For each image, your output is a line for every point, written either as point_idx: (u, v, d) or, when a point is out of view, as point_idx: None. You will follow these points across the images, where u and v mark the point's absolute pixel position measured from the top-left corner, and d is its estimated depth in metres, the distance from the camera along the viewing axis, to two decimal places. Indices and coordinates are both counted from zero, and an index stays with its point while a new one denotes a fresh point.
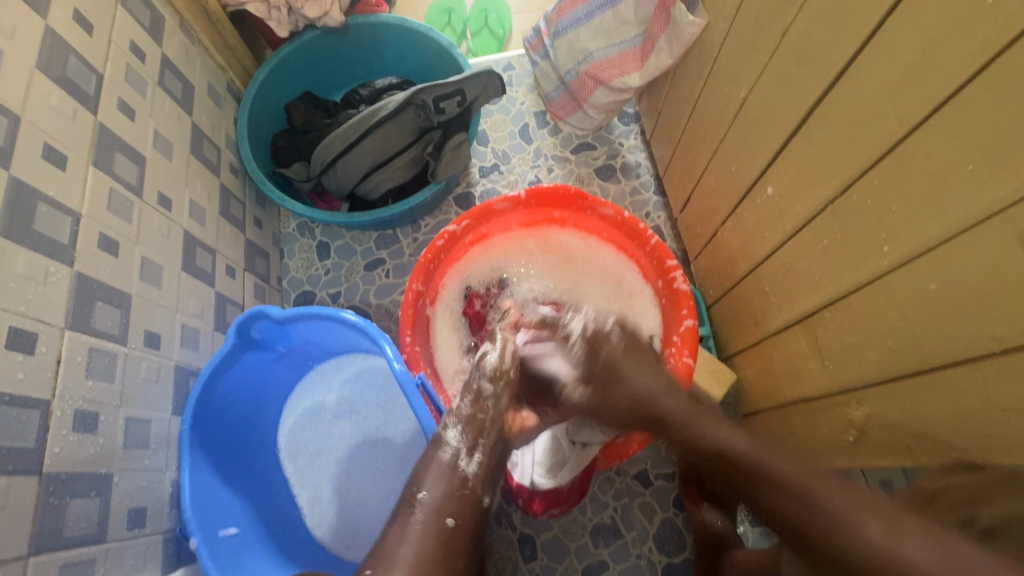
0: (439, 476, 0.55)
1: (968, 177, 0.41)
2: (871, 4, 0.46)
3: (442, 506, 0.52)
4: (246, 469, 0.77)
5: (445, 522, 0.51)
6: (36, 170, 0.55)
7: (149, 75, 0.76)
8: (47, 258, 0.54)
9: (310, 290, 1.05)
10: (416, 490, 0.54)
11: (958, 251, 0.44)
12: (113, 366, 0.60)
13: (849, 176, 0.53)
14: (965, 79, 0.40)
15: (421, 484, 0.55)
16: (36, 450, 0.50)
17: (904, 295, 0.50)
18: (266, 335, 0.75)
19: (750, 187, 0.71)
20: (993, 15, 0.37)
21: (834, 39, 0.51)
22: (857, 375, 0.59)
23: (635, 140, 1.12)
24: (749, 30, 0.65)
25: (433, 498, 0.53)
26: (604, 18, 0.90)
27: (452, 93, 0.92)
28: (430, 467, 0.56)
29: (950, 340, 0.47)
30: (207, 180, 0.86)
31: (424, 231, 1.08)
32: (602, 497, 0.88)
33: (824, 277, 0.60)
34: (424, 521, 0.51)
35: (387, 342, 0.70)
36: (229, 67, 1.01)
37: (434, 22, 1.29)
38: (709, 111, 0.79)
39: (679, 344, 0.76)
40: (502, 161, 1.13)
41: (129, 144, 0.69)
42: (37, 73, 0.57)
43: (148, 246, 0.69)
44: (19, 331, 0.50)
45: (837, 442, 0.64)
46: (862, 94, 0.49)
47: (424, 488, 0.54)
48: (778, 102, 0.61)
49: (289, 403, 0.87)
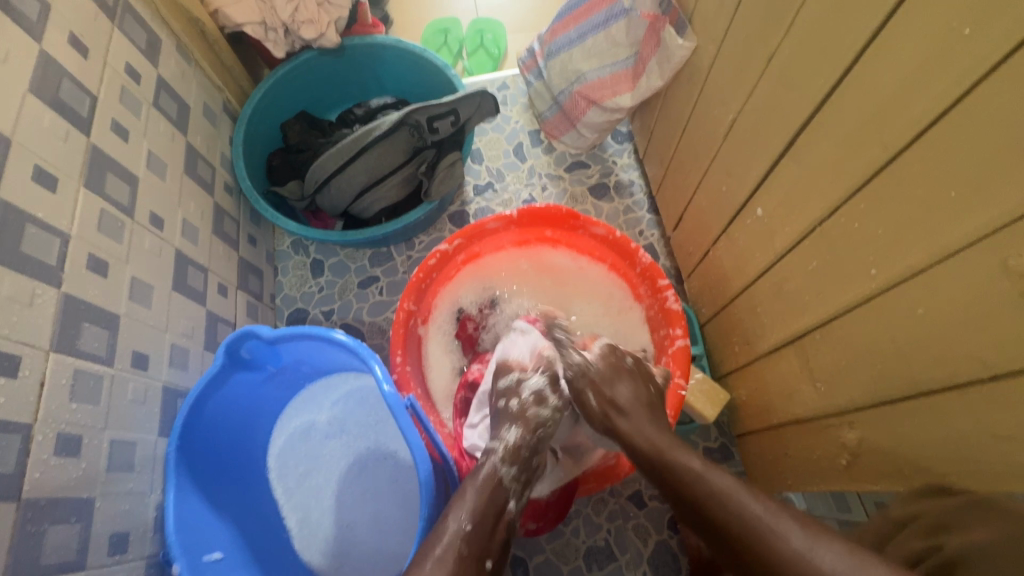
0: (471, 500, 0.53)
1: (952, 203, 0.41)
2: (852, 31, 0.47)
3: (482, 539, 0.50)
4: (235, 491, 0.76)
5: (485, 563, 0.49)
6: (26, 192, 0.55)
7: (144, 96, 0.77)
8: (33, 280, 0.54)
9: (303, 308, 1.04)
10: (456, 520, 0.51)
11: (944, 275, 0.43)
12: (98, 388, 0.59)
13: (835, 199, 0.53)
14: (946, 106, 0.40)
15: (453, 507, 0.52)
16: (16, 475, 0.49)
17: (892, 319, 0.50)
18: (256, 355, 0.75)
19: (740, 208, 0.71)
20: (970, 44, 0.37)
21: (818, 64, 0.52)
22: (849, 397, 0.58)
23: (628, 159, 1.13)
24: (736, 54, 0.66)
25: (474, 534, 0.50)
26: (595, 40, 0.91)
27: (446, 113, 0.93)
28: (467, 496, 0.54)
29: (939, 364, 0.47)
30: (201, 199, 0.86)
31: (418, 249, 1.09)
32: (595, 519, 0.86)
33: (814, 298, 0.60)
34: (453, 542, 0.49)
35: (377, 363, 0.69)
36: (226, 87, 1.02)
37: (430, 42, 1.31)
38: (699, 132, 0.79)
39: (671, 363, 0.75)
40: (496, 179, 1.13)
41: (122, 165, 0.70)
42: (30, 95, 0.58)
43: (138, 266, 0.69)
44: (2, 354, 0.49)
45: (830, 465, 0.64)
46: (847, 119, 0.50)
47: (456, 511, 0.51)
48: (766, 124, 0.62)
49: (280, 423, 0.86)
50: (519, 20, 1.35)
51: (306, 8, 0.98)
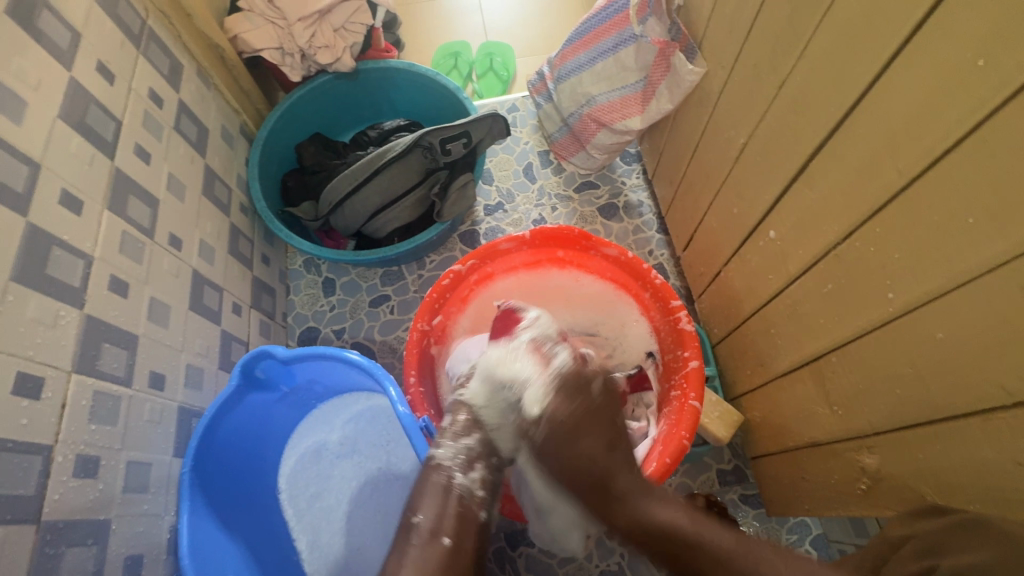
0: (435, 499, 0.59)
1: (970, 230, 0.42)
2: (865, 60, 0.48)
3: (440, 527, 0.57)
4: (247, 511, 0.76)
5: (441, 542, 0.56)
6: (52, 216, 0.56)
7: (166, 120, 0.79)
8: (58, 302, 0.55)
9: (314, 326, 1.05)
10: (413, 515, 0.58)
11: (963, 300, 0.44)
12: (116, 409, 0.60)
13: (850, 223, 0.54)
14: (961, 135, 0.41)
15: (417, 509, 0.58)
16: (36, 497, 0.49)
17: (911, 343, 0.50)
18: (269, 375, 0.75)
19: (753, 229, 0.72)
20: (985, 75, 0.38)
21: (830, 91, 0.53)
22: (868, 421, 0.58)
23: (637, 179, 1.14)
24: (747, 79, 0.67)
25: (429, 520, 0.58)
26: (606, 64, 0.93)
27: (458, 135, 0.94)
28: (426, 487, 0.60)
29: (960, 391, 0.47)
30: (218, 219, 0.88)
31: (429, 268, 1.09)
32: (608, 542, 0.85)
33: (830, 321, 0.60)
34: (423, 543, 0.56)
35: (392, 383, 0.70)
36: (243, 110, 1.04)
37: (441, 65, 1.34)
38: (710, 154, 0.80)
39: (686, 385, 0.75)
40: (507, 200, 1.14)
41: (143, 188, 0.71)
42: (59, 121, 0.59)
43: (157, 286, 0.70)
44: (25, 376, 0.50)
45: (848, 489, 0.63)
46: (861, 144, 0.50)
47: (420, 513, 0.58)
48: (778, 148, 0.62)
49: (290, 443, 0.86)
50: (527, 43, 1.37)
51: (322, 34, 1.00)
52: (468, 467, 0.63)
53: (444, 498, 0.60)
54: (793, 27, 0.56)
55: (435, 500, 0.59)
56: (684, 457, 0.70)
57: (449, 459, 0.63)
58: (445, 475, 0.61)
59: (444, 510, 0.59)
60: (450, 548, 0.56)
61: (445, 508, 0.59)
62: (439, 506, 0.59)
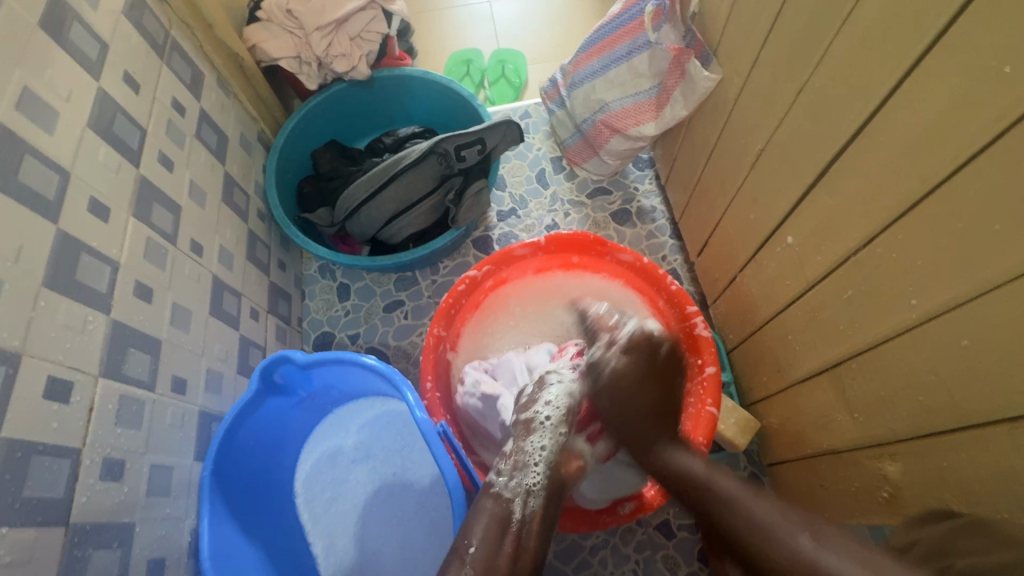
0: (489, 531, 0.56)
1: (996, 236, 0.42)
2: (886, 67, 0.48)
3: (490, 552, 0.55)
4: (265, 514, 0.77)
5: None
6: (81, 223, 0.57)
7: (187, 129, 0.80)
8: (86, 307, 0.56)
9: (329, 331, 1.06)
10: (466, 543, 0.55)
11: (989, 307, 0.43)
12: (140, 413, 0.60)
13: (870, 229, 0.53)
14: (986, 141, 0.40)
15: (471, 537, 0.56)
16: (64, 500, 0.50)
17: (934, 350, 0.50)
18: (288, 380, 0.76)
19: (769, 235, 0.72)
20: (1011, 82, 0.38)
21: (850, 97, 0.53)
22: (890, 429, 0.58)
23: (650, 185, 1.14)
24: (763, 85, 0.67)
25: (484, 552, 0.54)
26: (618, 71, 0.93)
27: (473, 142, 0.95)
28: (480, 518, 0.58)
29: (986, 399, 0.46)
30: (237, 226, 0.89)
31: (442, 273, 1.10)
32: (623, 549, 0.85)
33: (850, 327, 0.59)
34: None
35: (409, 389, 0.70)
36: (260, 118, 1.06)
37: (454, 73, 1.35)
38: (725, 160, 0.80)
39: (703, 391, 0.76)
40: (520, 206, 1.15)
41: (166, 195, 0.72)
42: (88, 130, 0.61)
43: (179, 291, 0.71)
44: (56, 380, 0.51)
45: (870, 498, 0.62)
46: (882, 151, 0.50)
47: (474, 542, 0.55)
48: (796, 154, 0.62)
49: (306, 448, 0.87)
50: (539, 50, 1.38)
51: (339, 43, 1.02)
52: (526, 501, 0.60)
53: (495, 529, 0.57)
54: (813, 33, 0.56)
55: (490, 529, 0.57)
56: None
57: (510, 492, 0.61)
58: (503, 506, 0.59)
59: (500, 544, 0.56)
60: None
61: (501, 542, 0.56)
62: (493, 538, 0.56)
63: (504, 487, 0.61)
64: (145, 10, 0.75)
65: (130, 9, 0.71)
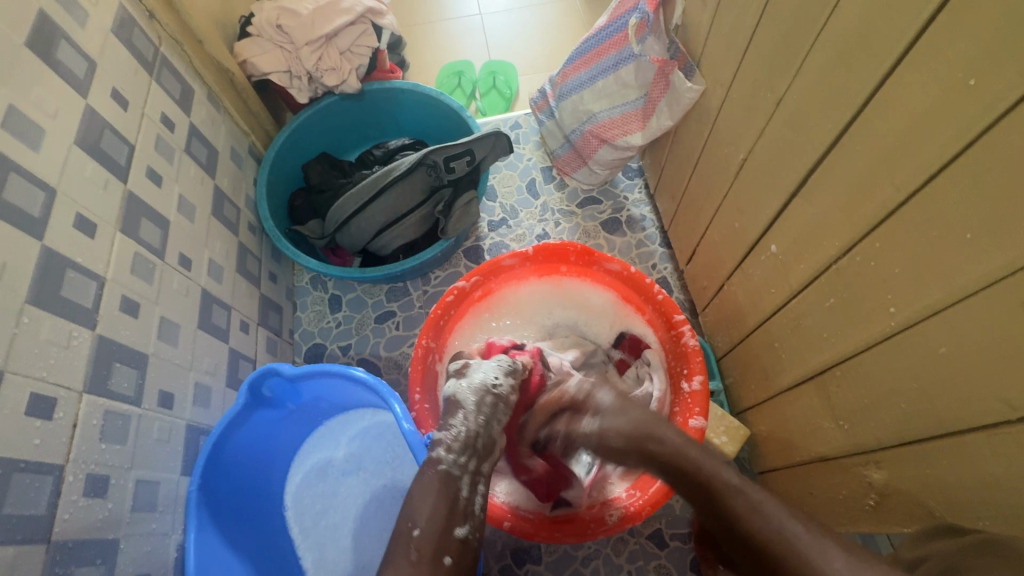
0: (437, 509, 0.57)
1: (967, 245, 0.42)
2: (859, 78, 0.48)
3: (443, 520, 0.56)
4: (253, 528, 0.76)
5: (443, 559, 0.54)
6: (66, 240, 0.58)
7: (177, 144, 0.81)
8: (71, 323, 0.56)
9: (320, 343, 1.06)
10: (411, 526, 0.56)
11: (963, 315, 0.44)
12: (126, 428, 0.60)
13: (851, 238, 0.54)
14: (956, 151, 0.41)
15: (417, 520, 0.56)
16: (45, 517, 0.50)
17: (913, 356, 0.50)
18: (276, 393, 0.76)
19: (754, 244, 0.72)
20: (976, 94, 0.39)
21: (826, 108, 0.53)
22: (873, 436, 0.58)
23: (639, 194, 1.15)
24: (744, 96, 0.68)
25: (429, 532, 0.55)
26: (605, 82, 0.94)
27: (461, 153, 0.96)
28: (429, 493, 0.58)
29: (964, 405, 0.46)
30: (226, 239, 0.89)
31: (434, 283, 1.10)
32: (615, 560, 0.85)
33: (833, 335, 0.60)
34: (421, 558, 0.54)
35: (397, 401, 0.70)
36: (251, 131, 1.06)
37: (445, 84, 1.36)
38: (710, 169, 0.81)
39: (690, 401, 0.76)
40: (510, 215, 1.16)
41: (154, 209, 0.73)
42: (75, 147, 0.61)
43: (167, 305, 0.71)
44: (39, 397, 0.51)
45: (857, 505, 0.63)
46: (858, 162, 0.51)
47: (420, 525, 0.55)
48: (777, 163, 0.63)
49: (297, 460, 0.87)
50: (530, 62, 1.40)
51: (329, 57, 1.03)
52: (474, 487, 0.61)
53: (445, 497, 0.58)
54: (790, 46, 0.57)
55: (438, 513, 0.57)
56: None
57: (455, 468, 0.60)
58: (451, 485, 0.59)
59: (449, 530, 0.56)
60: (462, 539, 0.56)
61: (452, 527, 0.56)
62: (442, 515, 0.57)
63: (453, 465, 0.60)
64: (134, 28, 0.76)
65: (119, 26, 0.72)
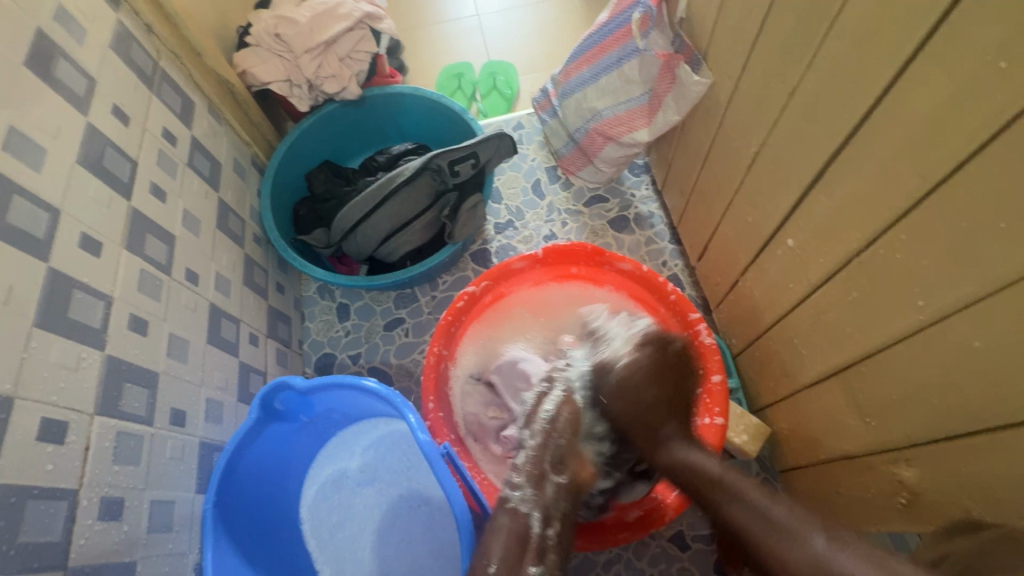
0: (503, 544, 0.60)
1: (1001, 234, 0.40)
2: (879, 65, 0.47)
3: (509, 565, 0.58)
4: (271, 546, 0.75)
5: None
6: (70, 260, 0.57)
7: (180, 158, 0.80)
8: (79, 345, 0.55)
9: (330, 352, 1.05)
10: (485, 563, 0.59)
11: (998, 307, 0.42)
12: (139, 449, 0.60)
13: (873, 231, 0.52)
14: (987, 137, 0.39)
15: (489, 557, 0.59)
16: (62, 543, 0.49)
17: (943, 352, 0.48)
18: (288, 406, 0.75)
19: (770, 238, 0.71)
20: (1009, 77, 0.37)
21: (843, 98, 0.52)
22: (902, 433, 0.56)
23: (646, 191, 1.13)
24: (755, 87, 0.66)
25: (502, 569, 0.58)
26: (609, 79, 0.93)
27: (467, 156, 0.95)
28: (493, 537, 0.61)
29: (1000, 402, 0.45)
30: (233, 252, 0.89)
31: (442, 289, 1.09)
32: (637, 564, 0.83)
33: (856, 330, 0.58)
34: None
35: (412, 411, 0.69)
36: (253, 142, 1.06)
37: (446, 86, 1.35)
38: (721, 164, 0.79)
39: (710, 401, 0.74)
40: (516, 217, 1.14)
41: (159, 225, 0.72)
42: (77, 165, 0.61)
43: (176, 321, 0.70)
44: (50, 421, 0.50)
45: (888, 504, 0.61)
46: (879, 151, 0.49)
47: (493, 562, 0.59)
48: (791, 156, 0.62)
49: (312, 472, 0.86)
50: (530, 61, 1.39)
51: (329, 65, 1.02)
52: (546, 520, 0.63)
53: (511, 540, 0.61)
54: (802, 34, 0.56)
55: (502, 545, 0.60)
56: None
57: (522, 505, 0.64)
58: (521, 521, 0.62)
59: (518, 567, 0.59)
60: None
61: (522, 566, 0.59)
62: (513, 554, 0.60)
63: (521, 502, 0.64)
64: (133, 42, 0.75)
65: (117, 41, 0.72)
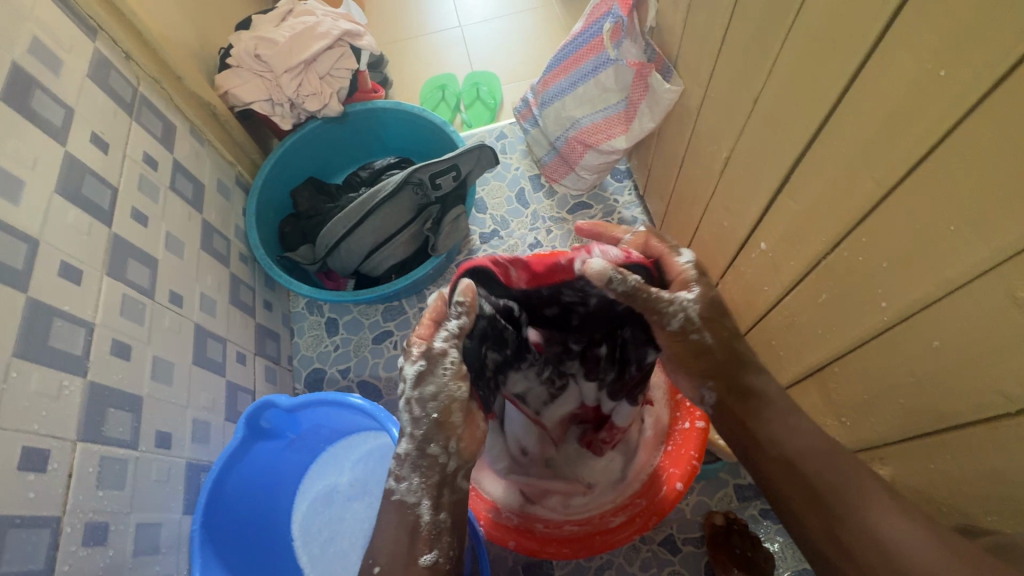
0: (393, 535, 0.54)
1: (952, 237, 0.41)
2: (832, 72, 0.48)
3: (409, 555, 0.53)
4: (260, 564, 0.75)
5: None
6: (50, 289, 0.57)
7: (161, 181, 0.81)
8: (61, 372, 0.56)
9: (319, 367, 1.06)
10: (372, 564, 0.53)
11: (954, 308, 0.43)
12: (123, 473, 0.60)
13: (836, 234, 0.53)
14: (933, 144, 0.40)
15: (377, 558, 0.53)
16: (45, 570, 0.50)
17: (907, 352, 0.49)
18: (275, 424, 0.76)
19: (744, 242, 0.72)
20: (948, 85, 0.38)
21: (802, 104, 0.53)
22: (876, 433, 0.57)
23: (629, 196, 1.14)
24: (722, 94, 0.67)
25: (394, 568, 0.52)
26: (586, 88, 0.94)
27: (447, 169, 0.96)
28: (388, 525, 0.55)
29: (961, 401, 0.46)
30: (218, 272, 0.90)
31: (429, 300, 1.10)
32: (629, 569, 0.84)
33: (827, 331, 0.59)
34: None
35: (395, 425, 0.70)
36: (238, 161, 1.07)
37: (429, 99, 1.36)
38: (696, 168, 0.80)
39: (690, 405, 0.75)
40: (501, 226, 1.15)
41: (140, 249, 0.73)
42: (56, 195, 0.62)
43: (159, 344, 0.71)
44: (31, 450, 0.51)
45: None
46: (837, 157, 0.50)
47: (378, 563, 0.53)
48: (758, 161, 0.63)
49: (302, 488, 0.86)
50: (512, 71, 1.40)
51: (309, 83, 1.04)
52: (436, 506, 0.55)
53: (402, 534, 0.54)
54: (762, 42, 0.57)
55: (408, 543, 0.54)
56: (695, 479, 0.69)
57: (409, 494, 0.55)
58: (409, 513, 0.54)
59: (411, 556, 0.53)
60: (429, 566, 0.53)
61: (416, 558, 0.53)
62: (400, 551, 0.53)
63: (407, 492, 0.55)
64: (111, 70, 0.76)
65: (95, 70, 0.73)
